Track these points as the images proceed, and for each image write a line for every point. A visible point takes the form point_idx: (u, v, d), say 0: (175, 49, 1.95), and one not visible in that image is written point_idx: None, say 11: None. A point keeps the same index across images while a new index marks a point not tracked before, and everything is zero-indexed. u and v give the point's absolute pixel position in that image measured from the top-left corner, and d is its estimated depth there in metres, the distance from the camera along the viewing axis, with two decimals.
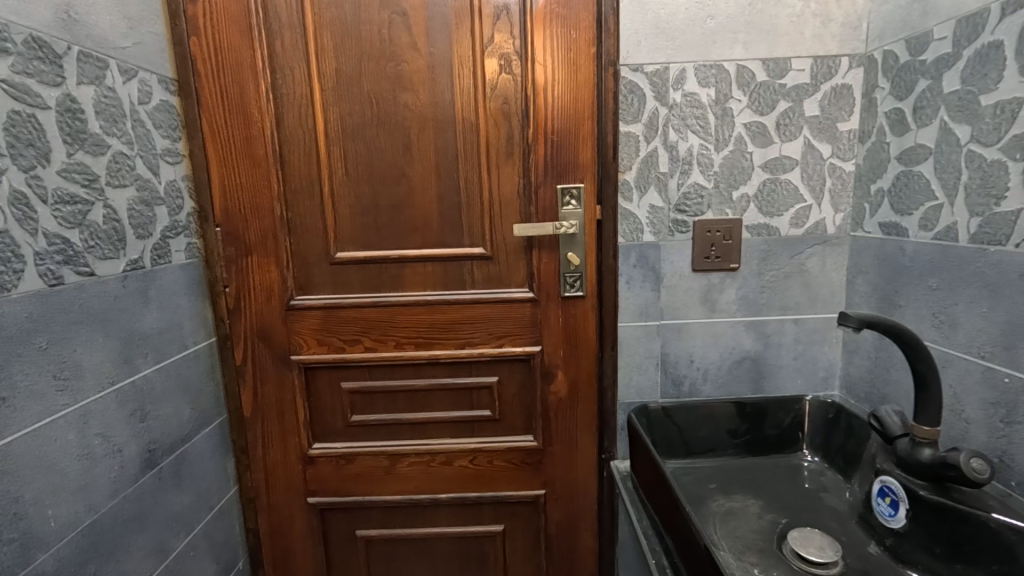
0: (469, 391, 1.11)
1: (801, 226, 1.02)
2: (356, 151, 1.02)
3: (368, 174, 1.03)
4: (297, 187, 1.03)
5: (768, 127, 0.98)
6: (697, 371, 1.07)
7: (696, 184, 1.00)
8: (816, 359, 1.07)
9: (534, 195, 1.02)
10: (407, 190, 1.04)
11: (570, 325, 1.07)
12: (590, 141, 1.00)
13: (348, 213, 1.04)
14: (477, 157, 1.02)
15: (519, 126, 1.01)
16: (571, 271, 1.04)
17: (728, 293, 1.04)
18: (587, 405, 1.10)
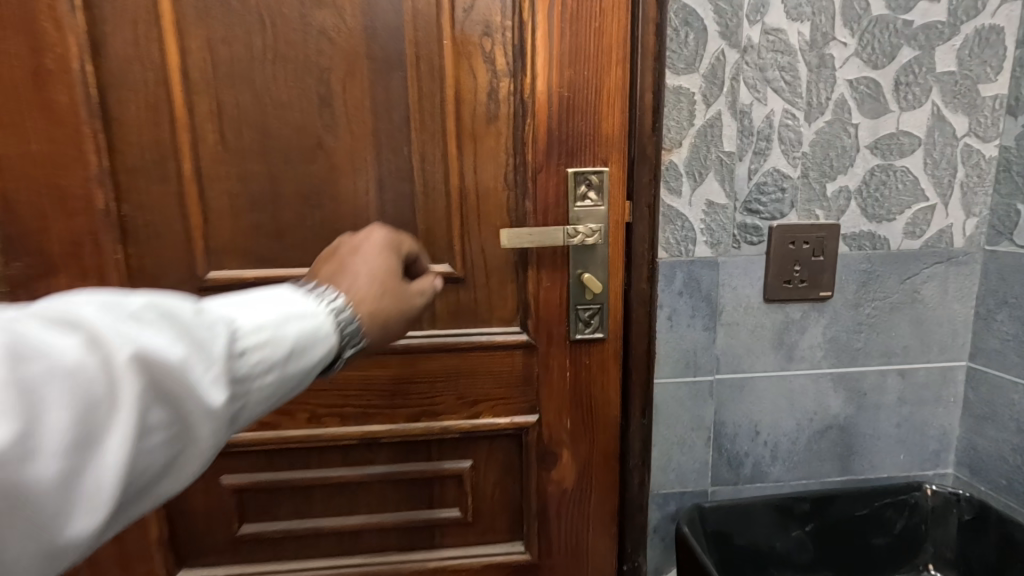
0: (426, 483, 0.72)
1: (919, 235, 0.69)
2: (239, 106, 0.62)
3: (260, 145, 0.63)
4: (137, 163, 0.61)
5: (884, 86, 0.65)
6: (764, 446, 0.73)
7: (775, 171, 0.66)
8: (926, 425, 0.75)
9: (530, 183, 0.65)
10: (327, 172, 0.64)
11: (582, 383, 0.70)
12: (620, 98, 0.64)
13: (227, 208, 0.64)
14: (442, 121, 0.64)
15: (508, 74, 0.63)
16: (587, 302, 0.68)
17: (811, 334, 0.71)
18: (606, 499, 0.74)
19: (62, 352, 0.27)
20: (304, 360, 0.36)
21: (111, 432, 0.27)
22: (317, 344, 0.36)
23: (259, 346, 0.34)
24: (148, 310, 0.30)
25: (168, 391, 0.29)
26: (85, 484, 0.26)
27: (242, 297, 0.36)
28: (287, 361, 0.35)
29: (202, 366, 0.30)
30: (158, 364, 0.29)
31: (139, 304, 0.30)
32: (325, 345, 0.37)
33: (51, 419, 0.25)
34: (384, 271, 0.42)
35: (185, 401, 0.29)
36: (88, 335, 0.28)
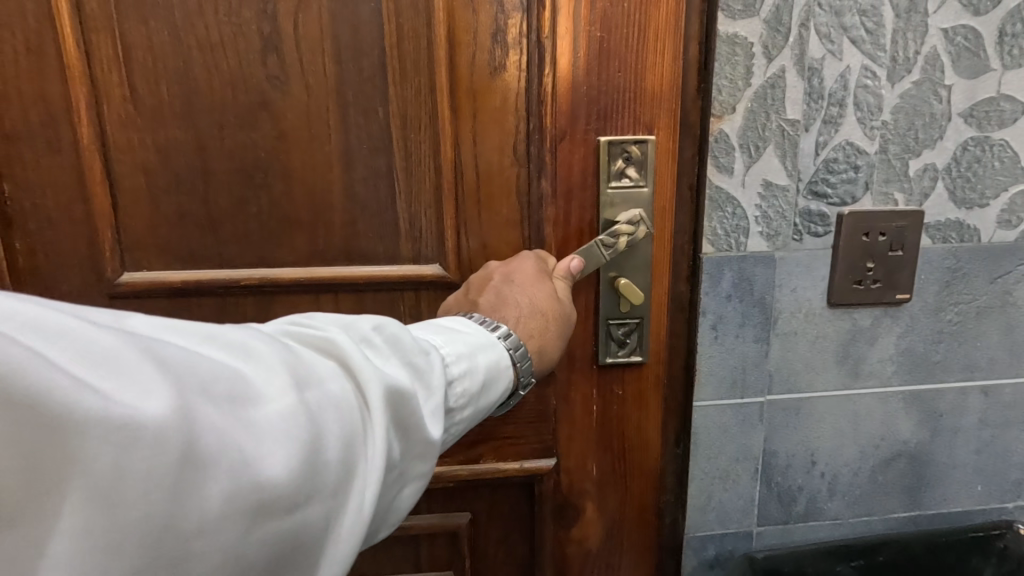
0: (420, 540, 0.62)
1: (1015, 225, 0.57)
2: (152, 50, 0.48)
3: (184, 102, 0.50)
4: (22, 124, 0.49)
5: (984, 39, 0.52)
6: (820, 479, 0.61)
7: (848, 145, 0.53)
8: (1010, 451, 0.63)
9: (547, 159, 0.52)
10: (273, 140, 0.51)
11: (613, 415, 0.59)
12: (668, 37, 0.51)
13: (141, 185, 0.51)
14: (428, 74, 0.50)
15: (515, 16, 0.50)
16: (621, 316, 0.56)
17: (883, 346, 0.58)
18: (632, 545, 0.63)
19: (324, 376, 0.29)
20: (494, 388, 0.39)
21: (367, 454, 0.29)
22: (500, 375, 0.39)
23: (462, 372, 0.37)
24: (377, 335, 0.33)
25: (405, 418, 0.32)
26: (358, 503, 0.29)
27: (429, 327, 0.39)
28: (482, 393, 0.38)
29: (424, 393, 0.33)
30: (398, 394, 0.31)
31: (368, 328, 0.33)
32: (506, 374, 0.40)
33: (327, 444, 0.28)
34: (544, 302, 0.47)
35: (418, 430, 0.32)
36: (339, 361, 0.31)
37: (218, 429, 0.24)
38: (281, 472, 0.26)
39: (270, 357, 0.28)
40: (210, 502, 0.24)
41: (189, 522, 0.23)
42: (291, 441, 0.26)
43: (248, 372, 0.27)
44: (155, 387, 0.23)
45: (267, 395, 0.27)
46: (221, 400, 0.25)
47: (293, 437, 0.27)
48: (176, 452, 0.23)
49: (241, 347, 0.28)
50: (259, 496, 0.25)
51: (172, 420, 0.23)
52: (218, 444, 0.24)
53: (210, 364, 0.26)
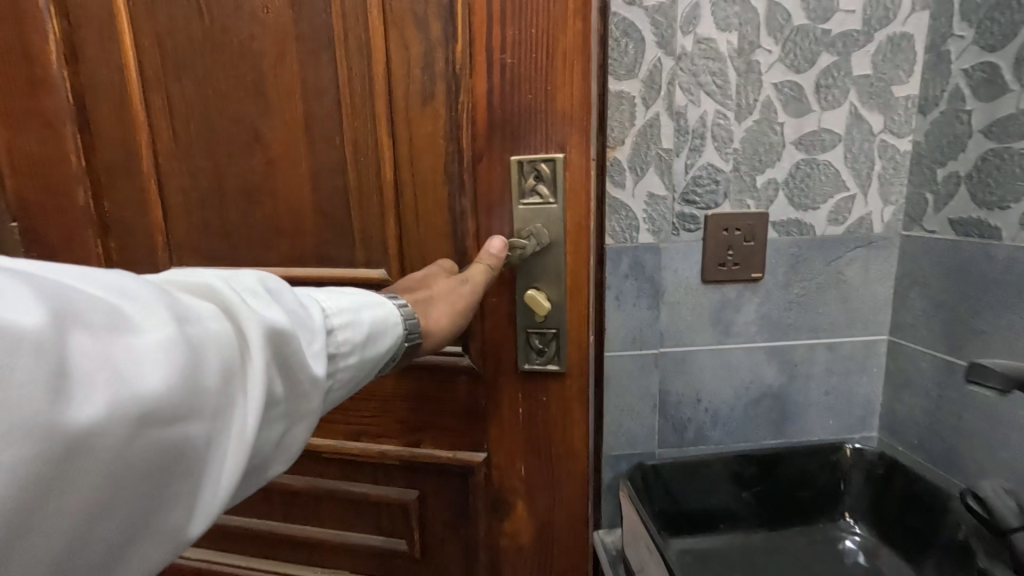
0: (383, 510, 0.79)
1: (841, 222, 0.77)
2: (185, 102, 0.70)
3: (205, 139, 0.71)
4: (109, 160, 0.74)
5: (805, 89, 0.73)
6: (705, 413, 0.82)
7: (709, 165, 0.74)
8: (853, 393, 0.83)
9: (467, 177, 0.66)
10: (264, 166, 0.71)
11: (539, 417, 0.70)
12: (576, 76, 0.61)
13: (181, 202, 0.74)
14: (370, 109, 0.66)
15: (439, 64, 0.63)
16: (539, 326, 0.67)
17: (746, 312, 0.79)
18: (560, 542, 0.73)
19: (203, 313, 0.30)
20: (379, 342, 0.43)
21: (249, 390, 0.31)
22: (385, 326, 0.43)
23: (344, 323, 0.40)
24: (261, 285, 0.35)
25: (290, 360, 0.34)
26: (241, 434, 0.30)
27: (315, 290, 0.41)
28: (366, 344, 0.41)
29: (308, 339, 0.36)
30: (279, 335, 0.33)
31: (253, 281, 0.35)
32: (394, 326, 0.45)
33: (207, 373, 0.29)
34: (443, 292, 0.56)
35: (302, 367, 0.34)
36: (220, 306, 0.32)
37: (96, 353, 0.25)
38: (164, 387, 0.26)
39: (145, 293, 0.28)
40: (87, 418, 0.23)
41: (69, 434, 0.23)
42: (172, 366, 0.27)
43: (129, 306, 0.27)
44: (21, 305, 0.23)
45: (147, 326, 0.27)
46: (98, 327, 0.25)
47: (176, 362, 0.27)
48: (54, 365, 0.23)
49: (116, 284, 0.28)
50: (145, 411, 0.26)
51: (48, 334, 0.23)
52: (94, 366, 0.24)
53: (82, 295, 0.26)
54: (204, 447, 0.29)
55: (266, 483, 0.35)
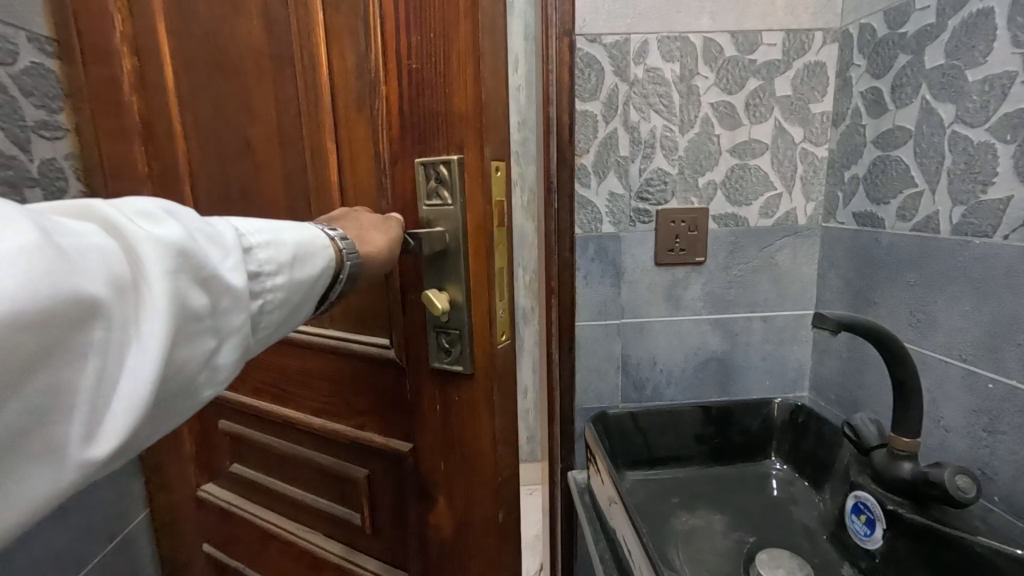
0: (336, 479, 0.82)
1: (770, 216, 0.94)
2: (200, 116, 0.77)
3: (215, 147, 0.77)
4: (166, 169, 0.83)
5: (736, 108, 0.90)
6: (660, 373, 0.99)
7: (659, 169, 0.91)
8: (786, 359, 1.00)
9: (388, 173, 0.63)
10: (252, 167, 0.75)
11: (452, 415, 0.66)
12: (469, 70, 0.55)
13: (207, 204, 0.80)
14: (316, 112, 0.67)
15: (362, 71, 0.62)
16: (445, 326, 0.63)
17: (693, 289, 0.96)
18: (478, 545, 0.68)
19: (82, 230, 0.30)
20: (306, 266, 0.46)
21: (151, 301, 0.32)
22: (308, 250, 0.47)
23: (263, 243, 0.42)
24: (158, 210, 0.36)
25: (200, 276, 0.35)
26: (148, 341, 0.32)
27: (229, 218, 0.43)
28: (291, 265, 0.44)
29: (221, 256, 0.37)
30: (185, 251, 0.35)
31: (150, 208, 0.35)
32: (325, 251, 0.49)
33: (97, 286, 0.30)
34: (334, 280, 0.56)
35: (212, 280, 0.36)
36: (110, 226, 0.33)
37: None
38: (55, 288, 0.27)
39: (11, 212, 0.27)
40: None
41: None
42: (60, 278, 0.27)
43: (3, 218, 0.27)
44: None
45: (23, 233, 0.27)
46: None
47: (60, 267, 0.28)
48: None
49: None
50: (39, 317, 0.26)
51: None
52: None
53: None
54: (113, 359, 0.30)
55: (199, 393, 0.37)
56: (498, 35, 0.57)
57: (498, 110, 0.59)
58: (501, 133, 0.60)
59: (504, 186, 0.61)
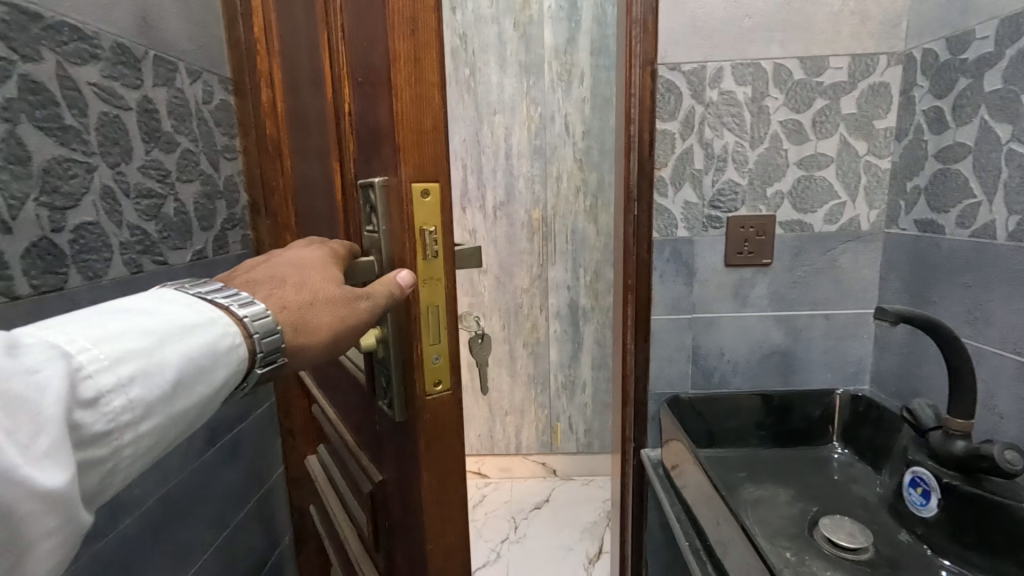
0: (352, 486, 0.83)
1: (834, 222, 1.03)
2: (300, 142, 0.91)
3: (306, 168, 0.89)
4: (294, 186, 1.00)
5: (804, 125, 0.99)
6: (727, 364, 1.09)
7: (730, 181, 1.02)
8: (847, 354, 1.08)
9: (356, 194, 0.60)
10: (317, 184, 0.84)
11: (401, 456, 0.59)
12: (384, 85, 0.48)
13: (305, 214, 0.94)
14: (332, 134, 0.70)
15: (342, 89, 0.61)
16: (382, 361, 0.57)
17: (759, 288, 1.06)
18: None
19: None
20: (181, 394, 0.40)
21: None
22: (193, 370, 0.41)
23: (117, 387, 0.36)
24: None
25: None
26: None
27: (96, 338, 0.37)
28: (165, 398, 0.39)
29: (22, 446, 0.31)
30: None
31: None
32: (233, 352, 0.44)
33: None
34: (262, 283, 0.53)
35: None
36: None
37: None
38: None
39: None
40: None
41: None
42: None
43: None
44: None
45: None
46: None
47: None
48: None
49: None
50: None
51: None
52: None
53: None
54: None
55: None
56: (423, 33, 0.47)
57: (427, 120, 0.49)
58: (434, 148, 0.50)
59: (438, 210, 0.51)
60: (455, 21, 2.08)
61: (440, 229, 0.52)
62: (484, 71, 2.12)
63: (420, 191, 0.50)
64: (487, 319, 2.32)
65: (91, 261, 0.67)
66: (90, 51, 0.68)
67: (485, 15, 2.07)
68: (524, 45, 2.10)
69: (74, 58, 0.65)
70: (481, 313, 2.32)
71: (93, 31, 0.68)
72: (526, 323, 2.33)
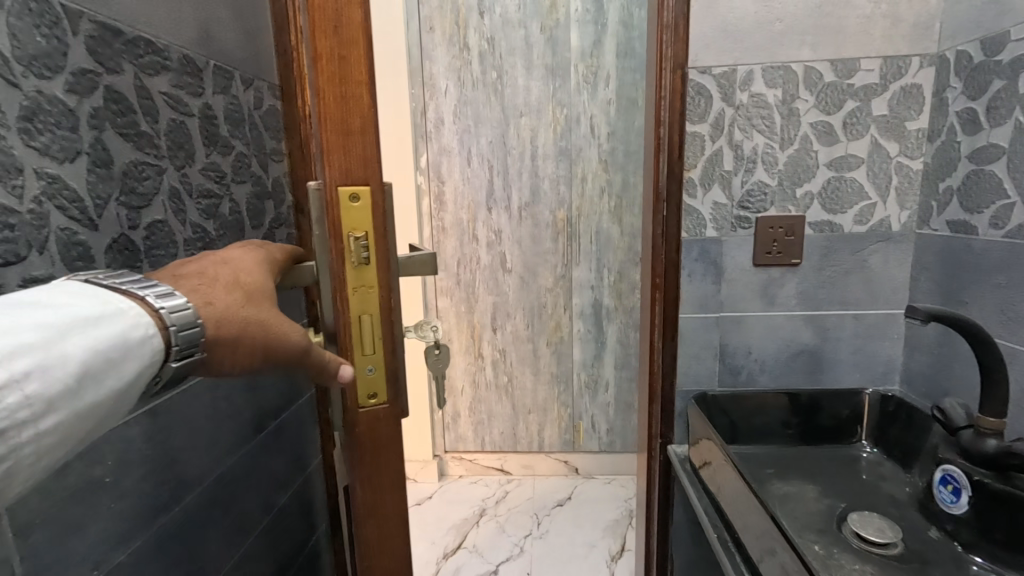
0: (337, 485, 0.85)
1: (865, 222, 1.04)
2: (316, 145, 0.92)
3: None
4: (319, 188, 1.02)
5: (835, 126, 1.01)
6: (755, 362, 1.11)
7: (759, 182, 1.04)
8: (877, 354, 1.08)
9: None
10: None
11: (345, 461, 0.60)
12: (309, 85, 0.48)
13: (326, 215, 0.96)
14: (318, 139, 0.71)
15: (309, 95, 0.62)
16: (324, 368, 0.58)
17: (788, 288, 1.07)
18: None
19: None
20: (88, 387, 0.39)
21: None
22: (100, 364, 0.40)
23: (16, 384, 0.35)
24: None
25: None
26: None
27: None
28: (67, 394, 0.38)
29: None
30: None
31: None
32: (148, 343, 0.43)
33: None
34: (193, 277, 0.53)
35: None
36: None
37: None
38: None
39: None
40: None
41: None
42: None
43: None
44: None
45: None
46: None
47: None
48: None
49: None
50: None
51: None
52: None
53: None
54: None
55: None
56: (348, 29, 0.46)
57: (354, 120, 0.48)
58: (362, 149, 0.49)
59: (368, 216, 0.50)
60: (483, 25, 2.12)
61: (371, 236, 0.51)
62: (511, 74, 2.16)
63: (349, 195, 0.49)
64: (512, 318, 2.36)
65: (160, 256, 0.73)
66: (161, 62, 0.74)
67: (512, 19, 2.11)
68: (551, 48, 2.13)
69: (148, 69, 0.71)
70: (506, 313, 2.36)
71: (163, 43, 0.74)
72: (550, 322, 2.35)
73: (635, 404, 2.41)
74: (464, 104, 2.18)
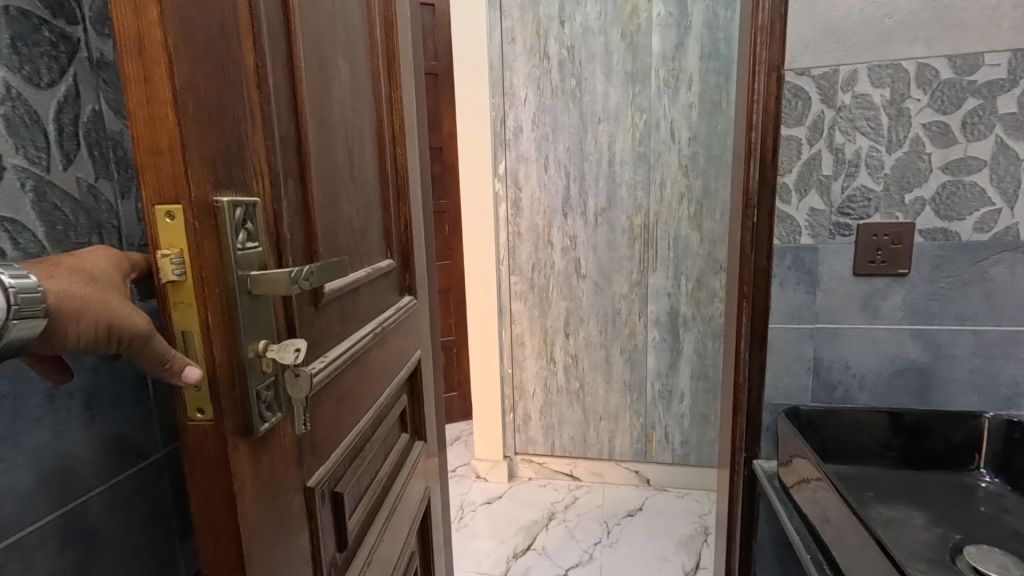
0: None
1: (986, 230, 0.95)
2: None
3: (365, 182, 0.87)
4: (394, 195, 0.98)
5: (952, 126, 0.93)
6: (853, 377, 1.04)
7: (862, 187, 0.99)
8: (998, 375, 0.99)
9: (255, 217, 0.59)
10: None
11: None
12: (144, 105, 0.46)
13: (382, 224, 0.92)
14: None
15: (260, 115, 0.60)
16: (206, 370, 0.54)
17: (893, 299, 1.00)
18: None
19: None
20: None
21: None
22: None
23: None
24: None
25: None
26: None
27: None
28: None
29: None
30: None
31: None
32: None
33: None
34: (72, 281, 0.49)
35: None
36: None
37: None
38: None
39: None
40: None
41: None
42: None
43: None
44: None
45: None
46: None
47: None
48: None
49: None
50: None
51: None
52: None
53: None
54: None
55: None
56: (149, 50, 0.43)
57: (162, 140, 0.45)
58: (172, 169, 0.45)
59: (182, 234, 0.46)
60: (564, 34, 2.15)
61: (187, 254, 0.46)
62: (590, 81, 2.17)
63: (164, 213, 0.46)
64: (585, 324, 2.36)
65: None
66: None
67: (593, 27, 2.13)
68: (631, 54, 2.12)
69: None
70: (579, 318, 2.36)
71: None
72: (623, 329, 2.33)
73: (712, 417, 2.33)
74: (542, 113, 2.22)
